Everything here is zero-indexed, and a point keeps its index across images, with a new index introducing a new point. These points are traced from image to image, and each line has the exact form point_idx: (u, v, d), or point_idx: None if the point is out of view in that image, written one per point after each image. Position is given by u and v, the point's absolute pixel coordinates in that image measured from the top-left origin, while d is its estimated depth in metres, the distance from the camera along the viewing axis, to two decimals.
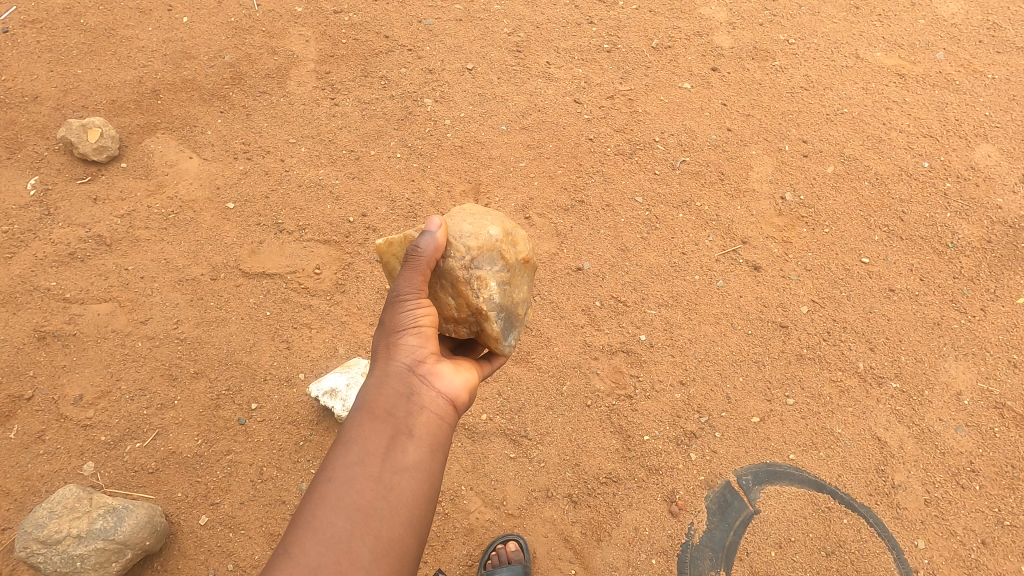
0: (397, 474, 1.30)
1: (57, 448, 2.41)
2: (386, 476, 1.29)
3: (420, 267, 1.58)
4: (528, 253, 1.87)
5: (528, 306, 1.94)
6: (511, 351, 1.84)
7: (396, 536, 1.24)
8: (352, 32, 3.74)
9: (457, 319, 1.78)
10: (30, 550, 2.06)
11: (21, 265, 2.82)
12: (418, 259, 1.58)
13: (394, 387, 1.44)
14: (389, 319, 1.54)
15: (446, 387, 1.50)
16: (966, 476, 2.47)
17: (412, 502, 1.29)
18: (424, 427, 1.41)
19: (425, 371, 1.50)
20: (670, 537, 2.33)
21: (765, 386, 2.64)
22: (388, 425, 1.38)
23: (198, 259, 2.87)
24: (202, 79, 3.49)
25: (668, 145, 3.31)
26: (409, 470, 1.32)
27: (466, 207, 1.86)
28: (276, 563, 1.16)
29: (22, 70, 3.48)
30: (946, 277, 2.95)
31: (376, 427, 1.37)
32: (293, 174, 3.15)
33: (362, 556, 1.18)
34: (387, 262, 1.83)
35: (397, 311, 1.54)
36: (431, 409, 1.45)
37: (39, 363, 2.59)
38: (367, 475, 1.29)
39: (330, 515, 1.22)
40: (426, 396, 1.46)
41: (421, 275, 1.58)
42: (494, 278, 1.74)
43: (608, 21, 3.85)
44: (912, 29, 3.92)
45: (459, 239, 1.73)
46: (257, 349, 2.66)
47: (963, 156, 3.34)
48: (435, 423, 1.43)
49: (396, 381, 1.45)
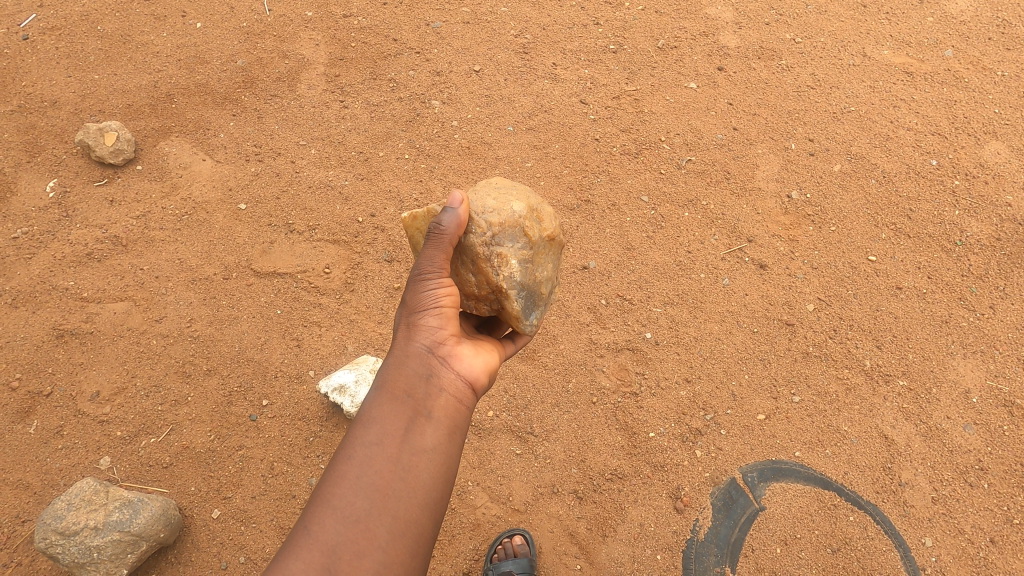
0: (415, 456, 1.33)
1: (74, 442, 2.47)
2: (404, 457, 1.32)
3: (442, 245, 1.65)
4: (553, 231, 1.88)
5: (553, 286, 1.96)
6: (533, 331, 1.87)
7: (413, 518, 1.27)
8: (361, 36, 3.79)
9: (478, 297, 1.82)
10: (48, 541, 2.09)
11: (40, 266, 2.90)
12: (441, 237, 1.65)
13: (414, 368, 1.49)
14: (411, 298, 1.61)
15: (465, 370, 1.55)
16: (975, 474, 2.46)
17: (429, 484, 1.31)
18: (442, 410, 1.44)
19: (445, 352, 1.56)
20: (675, 533, 2.35)
21: (771, 383, 2.65)
22: (407, 406, 1.41)
23: (211, 258, 2.93)
24: (214, 83, 3.57)
25: (673, 144, 3.33)
26: (427, 452, 1.35)
27: (493, 182, 1.90)
28: (295, 540, 1.19)
29: (41, 76, 3.57)
30: (954, 274, 2.94)
31: (395, 407, 1.40)
32: (303, 176, 3.21)
33: (379, 536, 1.21)
34: (414, 236, 1.89)
35: (420, 290, 1.61)
36: (450, 391, 1.49)
37: (57, 360, 2.65)
38: (385, 455, 1.31)
39: (348, 493, 1.24)
40: (446, 378, 1.50)
41: (443, 254, 1.65)
42: (516, 255, 1.77)
43: (615, 22, 3.88)
44: (920, 26, 3.90)
45: (482, 214, 1.77)
46: (269, 346, 2.71)
47: (972, 153, 3.32)
48: (454, 406, 1.47)
49: (416, 361, 1.50)
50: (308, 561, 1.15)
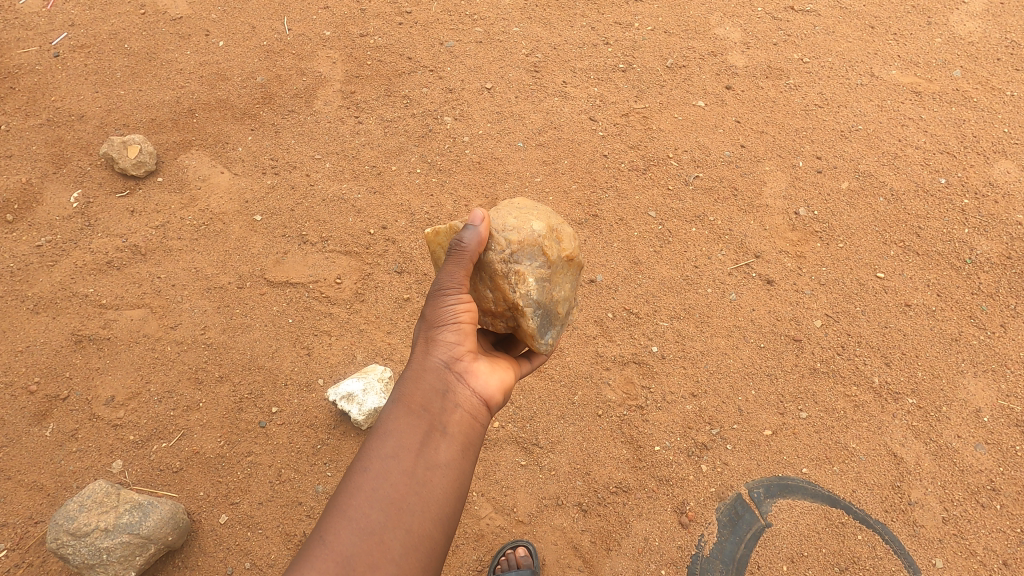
0: (429, 471, 1.35)
1: (88, 445, 2.52)
2: (419, 471, 1.34)
3: (463, 261, 1.69)
4: (572, 251, 1.92)
5: (570, 305, 1.99)
6: (548, 350, 1.90)
7: (426, 532, 1.28)
8: (377, 54, 3.90)
9: (495, 313, 1.87)
10: (60, 542, 2.12)
11: (62, 273, 2.98)
12: (462, 254, 1.69)
13: (431, 382, 1.52)
14: (431, 312, 1.64)
15: (480, 387, 1.58)
16: (987, 495, 2.43)
17: (443, 499, 1.34)
18: (457, 426, 1.47)
19: (462, 368, 1.59)
20: (680, 548, 2.33)
21: (778, 399, 2.64)
22: (422, 420, 1.43)
23: (227, 267, 3.00)
24: (235, 99, 3.68)
25: (681, 161, 3.37)
26: (441, 468, 1.37)
27: (515, 201, 1.95)
28: (311, 550, 1.21)
29: (70, 91, 3.71)
30: (964, 292, 2.93)
31: (411, 420, 1.42)
32: (318, 189, 3.28)
33: (393, 549, 1.23)
34: (434, 252, 1.93)
35: (439, 305, 1.64)
36: (465, 407, 1.52)
37: (74, 365, 2.72)
38: (401, 468, 1.33)
39: (364, 504, 1.27)
40: (461, 394, 1.53)
41: (462, 270, 1.69)
42: (533, 274, 1.81)
43: (624, 42, 3.95)
44: (928, 47, 3.93)
45: (502, 233, 1.82)
46: (280, 354, 2.76)
47: (981, 172, 3.32)
48: (468, 422, 1.50)
49: (433, 375, 1.53)
50: (323, 571, 1.17)
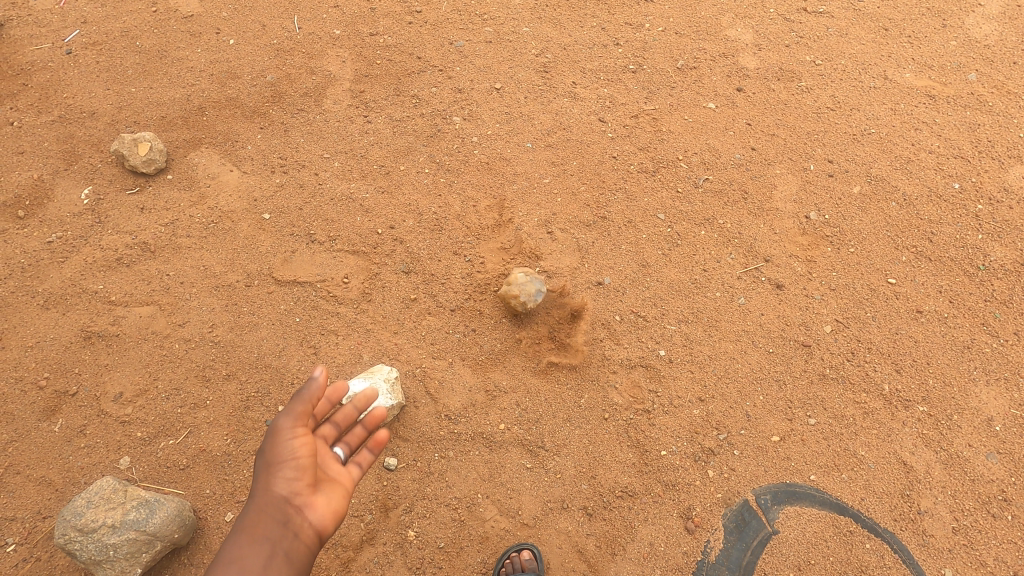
0: (283, 558, 1.58)
1: (96, 441, 2.53)
2: (274, 559, 1.57)
3: (299, 403, 1.75)
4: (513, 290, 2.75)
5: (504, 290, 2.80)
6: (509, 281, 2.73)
7: None
8: (387, 53, 3.90)
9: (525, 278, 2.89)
10: (68, 538, 2.14)
11: (72, 269, 3.00)
12: (300, 397, 1.76)
13: (274, 512, 1.64)
14: (268, 453, 1.71)
15: (318, 519, 1.68)
16: (998, 505, 2.40)
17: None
18: (300, 548, 1.62)
19: (301, 502, 1.68)
20: (685, 554, 2.32)
21: (786, 405, 2.62)
22: (265, 546, 1.59)
23: (235, 266, 3.01)
24: (245, 97, 3.69)
25: (691, 163, 3.35)
26: (292, 562, 1.59)
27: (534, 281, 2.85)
28: None
29: (81, 89, 3.73)
30: (977, 299, 2.90)
31: (253, 547, 1.57)
32: (326, 188, 3.28)
33: None
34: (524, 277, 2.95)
35: (278, 444, 1.71)
36: (303, 537, 1.63)
37: (83, 361, 2.73)
38: (258, 565, 1.54)
39: None
40: (300, 529, 1.64)
41: (300, 408, 1.75)
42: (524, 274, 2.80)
43: (634, 43, 3.93)
44: (943, 50, 3.89)
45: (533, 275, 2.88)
46: (287, 353, 2.76)
47: (996, 177, 3.28)
48: (310, 542, 1.64)
49: (273, 511, 1.64)
50: None
